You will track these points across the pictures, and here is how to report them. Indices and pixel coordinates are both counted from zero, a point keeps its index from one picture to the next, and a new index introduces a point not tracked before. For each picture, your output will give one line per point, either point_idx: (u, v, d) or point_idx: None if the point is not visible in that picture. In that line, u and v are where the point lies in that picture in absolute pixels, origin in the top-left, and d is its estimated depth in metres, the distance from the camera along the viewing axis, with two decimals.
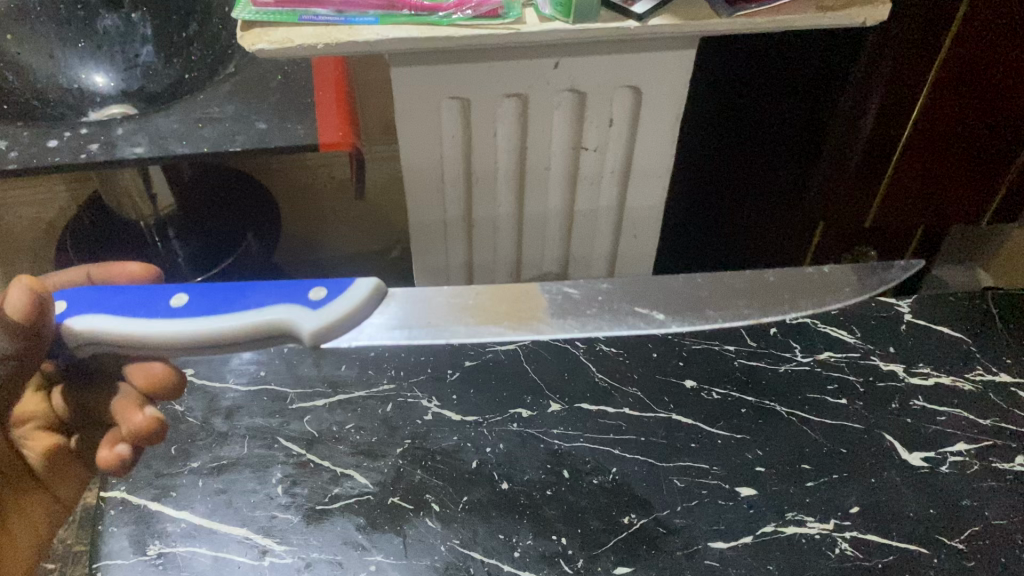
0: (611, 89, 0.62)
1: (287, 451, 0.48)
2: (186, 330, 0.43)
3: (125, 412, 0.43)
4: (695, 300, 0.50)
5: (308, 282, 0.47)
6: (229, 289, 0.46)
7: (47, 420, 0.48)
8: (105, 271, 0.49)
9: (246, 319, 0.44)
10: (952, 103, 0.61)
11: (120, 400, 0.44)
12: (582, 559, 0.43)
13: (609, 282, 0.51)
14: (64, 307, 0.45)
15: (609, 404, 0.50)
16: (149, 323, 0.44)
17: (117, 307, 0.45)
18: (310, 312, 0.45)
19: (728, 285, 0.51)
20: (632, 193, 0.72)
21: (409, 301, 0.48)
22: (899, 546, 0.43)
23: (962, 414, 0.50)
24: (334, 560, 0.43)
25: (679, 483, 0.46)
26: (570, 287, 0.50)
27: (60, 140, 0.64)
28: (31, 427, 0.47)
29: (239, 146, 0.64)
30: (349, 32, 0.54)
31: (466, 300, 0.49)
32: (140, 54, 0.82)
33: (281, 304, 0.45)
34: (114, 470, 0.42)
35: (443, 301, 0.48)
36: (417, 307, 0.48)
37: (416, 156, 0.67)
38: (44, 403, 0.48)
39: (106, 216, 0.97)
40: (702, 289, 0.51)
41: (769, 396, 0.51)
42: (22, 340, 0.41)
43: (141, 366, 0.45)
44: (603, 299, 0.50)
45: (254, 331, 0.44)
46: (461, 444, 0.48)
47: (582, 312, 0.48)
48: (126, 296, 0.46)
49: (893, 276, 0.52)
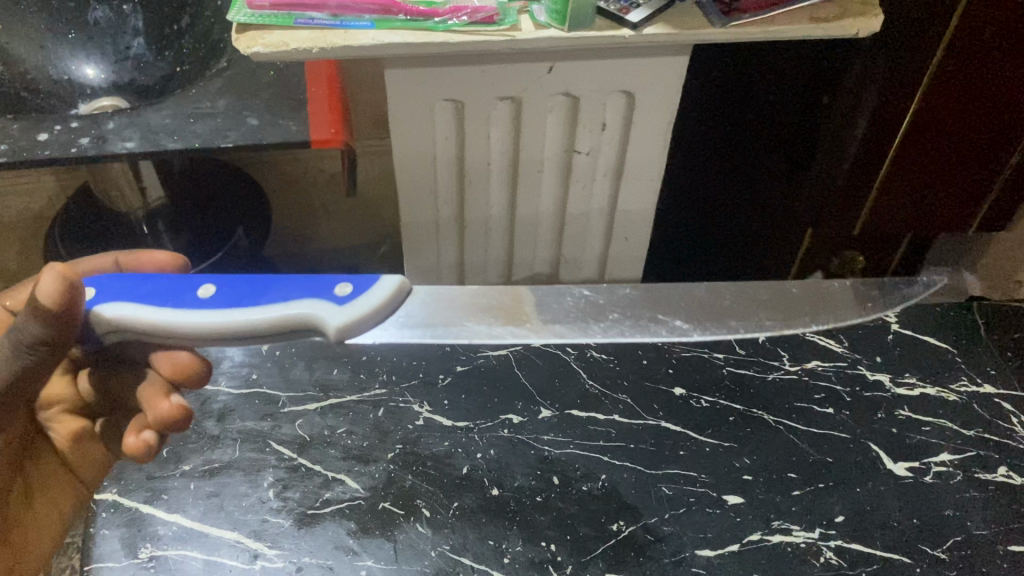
0: (604, 94, 0.63)
1: (278, 455, 0.48)
2: (210, 321, 0.45)
3: (148, 398, 0.44)
4: (716, 311, 0.55)
5: (334, 278, 0.48)
6: (256, 282, 0.47)
7: (71, 404, 0.50)
8: (133, 258, 0.51)
9: (266, 312, 0.45)
10: (940, 113, 0.61)
11: (146, 386, 0.45)
12: (571, 566, 0.44)
13: (631, 290, 0.56)
14: (92, 293, 0.46)
15: (600, 411, 0.51)
16: (175, 312, 0.45)
17: (144, 296, 0.46)
18: (335, 306, 0.46)
19: (750, 295, 0.57)
20: (624, 195, 0.72)
21: (429, 299, 0.54)
22: (882, 555, 0.44)
23: (946, 424, 0.50)
24: (325, 564, 0.43)
25: (667, 491, 0.47)
26: (591, 291, 0.56)
27: (50, 134, 0.64)
28: (56, 411, 0.50)
29: (231, 143, 0.64)
30: (345, 37, 0.54)
31: (486, 300, 0.54)
32: (131, 46, 0.82)
33: (304, 298, 0.46)
34: (140, 456, 0.43)
35: (464, 300, 0.53)
36: (438, 304, 0.53)
37: (411, 156, 0.67)
38: (69, 387, 0.50)
39: (96, 208, 0.96)
40: (726, 296, 0.57)
41: (758, 405, 0.51)
42: (57, 326, 0.41)
43: (166, 355, 0.46)
44: (626, 303, 0.55)
45: (275, 324, 0.45)
46: (452, 449, 0.49)
47: (606, 317, 0.54)
48: (152, 285, 0.47)
49: (915, 292, 0.58)
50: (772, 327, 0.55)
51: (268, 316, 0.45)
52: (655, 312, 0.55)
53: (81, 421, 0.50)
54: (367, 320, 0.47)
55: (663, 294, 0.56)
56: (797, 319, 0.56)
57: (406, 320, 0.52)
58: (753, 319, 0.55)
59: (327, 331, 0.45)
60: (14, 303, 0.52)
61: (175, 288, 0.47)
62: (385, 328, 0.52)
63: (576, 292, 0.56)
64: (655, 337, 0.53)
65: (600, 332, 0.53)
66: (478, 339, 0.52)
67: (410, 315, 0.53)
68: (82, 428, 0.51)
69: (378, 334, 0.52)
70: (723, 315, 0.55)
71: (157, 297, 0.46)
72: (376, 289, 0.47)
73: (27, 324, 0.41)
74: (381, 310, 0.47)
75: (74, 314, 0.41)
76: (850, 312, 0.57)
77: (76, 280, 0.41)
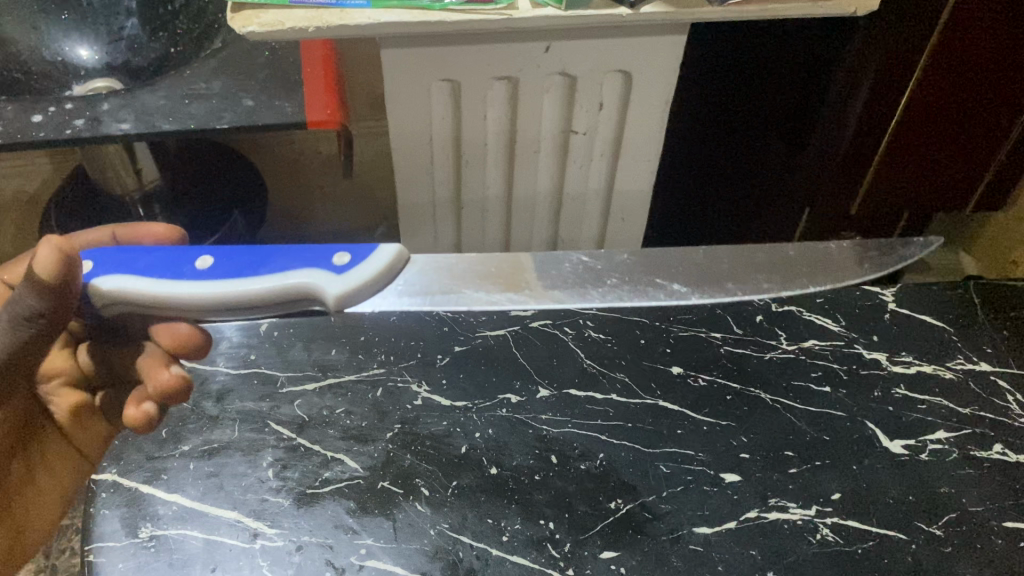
0: (600, 74, 0.63)
1: (277, 435, 0.48)
2: (211, 293, 0.45)
3: (149, 369, 0.45)
4: (714, 275, 0.58)
5: (332, 247, 0.48)
6: (252, 253, 0.47)
7: (72, 377, 0.52)
8: (131, 232, 0.51)
9: (267, 283, 0.45)
10: (937, 92, 0.61)
11: (146, 358, 0.45)
12: (569, 543, 0.44)
13: (627, 256, 0.59)
14: (90, 266, 0.46)
15: (598, 390, 0.51)
16: (174, 283, 0.45)
17: (144, 268, 0.46)
18: (334, 276, 0.46)
19: (746, 259, 0.59)
20: (621, 175, 0.72)
21: (430, 269, 0.57)
22: (878, 532, 0.44)
23: (942, 402, 0.51)
24: (325, 543, 0.43)
25: (665, 469, 0.47)
26: (589, 257, 0.59)
27: (45, 116, 0.64)
28: (57, 386, 0.51)
29: (227, 124, 0.63)
30: (341, 16, 0.54)
31: (486, 268, 0.58)
32: (125, 26, 0.81)
33: (304, 269, 0.46)
34: (141, 427, 0.44)
35: (465, 269, 0.58)
36: (438, 274, 0.57)
37: (406, 135, 0.67)
38: (69, 362, 0.52)
39: (92, 191, 0.96)
40: (723, 262, 0.59)
41: (755, 383, 0.52)
42: (55, 298, 0.41)
43: (166, 326, 0.46)
44: (622, 270, 0.58)
45: (274, 294, 0.45)
46: (450, 429, 0.49)
47: (603, 282, 0.57)
48: (151, 257, 0.47)
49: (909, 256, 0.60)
50: (769, 290, 0.57)
51: (269, 286, 0.45)
52: (654, 276, 0.58)
53: (82, 394, 0.52)
54: (368, 288, 0.47)
55: (660, 261, 0.59)
56: (793, 281, 0.58)
57: (408, 288, 0.57)
58: (750, 281, 0.57)
59: (328, 300, 0.46)
60: (11, 277, 0.52)
61: (173, 259, 0.47)
62: (385, 296, 0.56)
63: (574, 257, 0.59)
64: (650, 301, 0.56)
65: (598, 297, 0.56)
66: (475, 307, 0.56)
67: (409, 282, 0.57)
68: (82, 402, 0.52)
69: (378, 302, 0.56)
70: (723, 277, 0.58)
71: (155, 268, 0.46)
72: (374, 259, 0.48)
73: (24, 296, 0.41)
74: (380, 280, 0.48)
75: (73, 286, 0.41)
76: (850, 276, 0.58)
77: (72, 251, 0.41)
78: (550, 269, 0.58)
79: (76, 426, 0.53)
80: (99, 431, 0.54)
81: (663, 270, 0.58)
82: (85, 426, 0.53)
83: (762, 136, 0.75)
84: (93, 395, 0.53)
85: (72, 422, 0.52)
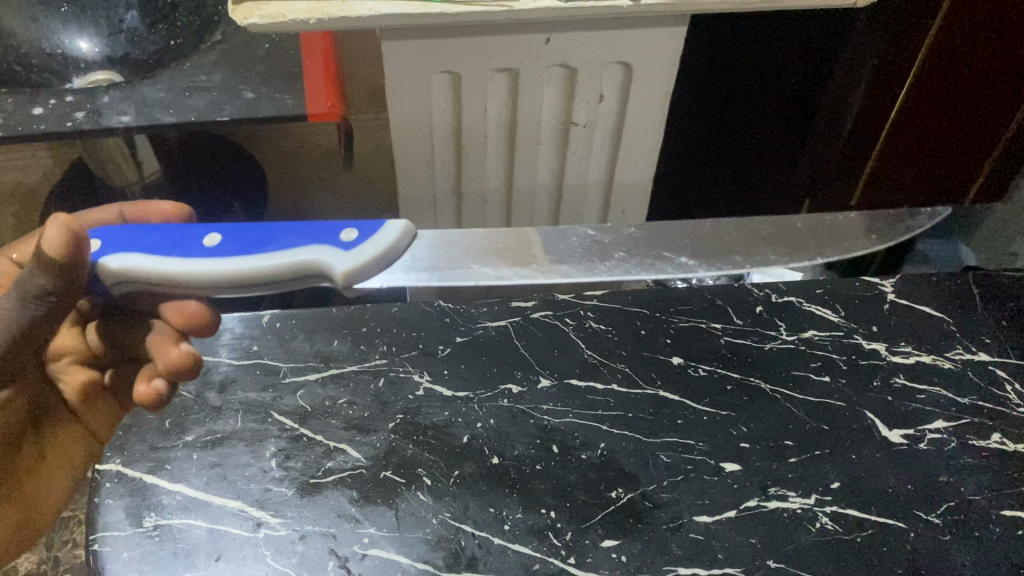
0: (600, 66, 0.63)
1: (280, 425, 0.49)
2: (218, 271, 0.45)
3: (158, 348, 0.46)
4: (721, 246, 0.56)
5: (340, 223, 0.49)
6: (259, 230, 0.47)
7: (82, 355, 0.51)
8: (139, 211, 0.51)
9: (277, 260, 0.46)
10: (937, 87, 0.61)
11: (156, 337, 0.47)
12: (570, 532, 0.44)
13: (633, 229, 0.56)
14: (97, 245, 0.46)
15: (598, 380, 0.51)
16: (183, 260, 0.45)
17: (152, 247, 0.46)
18: (342, 251, 0.47)
19: (754, 231, 0.58)
20: (621, 167, 0.72)
21: (436, 245, 0.53)
22: (877, 521, 0.45)
23: (940, 392, 0.51)
24: (328, 532, 0.44)
25: (665, 459, 0.47)
26: (596, 231, 0.56)
27: (46, 109, 0.64)
28: (66, 364, 0.51)
29: (227, 116, 0.64)
30: (342, 7, 0.54)
31: (491, 243, 0.54)
32: (125, 19, 0.81)
33: (312, 245, 0.47)
34: (151, 403, 0.45)
35: (469, 245, 0.53)
36: (444, 249, 0.52)
37: (406, 127, 0.67)
38: (79, 341, 0.51)
39: (92, 184, 0.97)
40: (729, 234, 0.58)
41: (755, 373, 0.52)
42: (63, 277, 0.41)
43: (177, 305, 0.48)
44: (630, 244, 0.56)
45: (283, 271, 0.46)
46: (452, 419, 0.49)
47: (612, 258, 0.54)
48: (158, 235, 0.47)
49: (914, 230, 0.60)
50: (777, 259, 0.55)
51: (279, 261, 0.46)
52: (662, 249, 0.55)
53: (92, 373, 0.52)
54: (375, 265, 0.48)
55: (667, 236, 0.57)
56: (801, 252, 0.57)
57: (415, 262, 0.50)
58: (759, 252, 0.55)
59: (336, 275, 0.46)
60: (19, 255, 0.52)
61: (180, 237, 0.47)
62: (392, 272, 0.50)
63: (581, 233, 0.56)
64: (656, 274, 0.54)
65: (606, 271, 0.53)
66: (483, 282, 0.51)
67: (416, 257, 0.51)
68: (91, 380, 0.52)
69: (385, 279, 0.49)
70: (728, 249, 0.56)
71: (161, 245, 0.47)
72: (380, 234, 0.49)
73: (34, 275, 0.41)
74: (386, 258, 0.48)
75: (82, 265, 0.42)
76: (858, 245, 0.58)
77: (80, 231, 0.41)
78: (558, 245, 0.55)
79: (86, 405, 0.52)
80: (111, 413, 0.54)
81: (673, 242, 0.57)
82: (94, 407, 0.53)
83: (764, 127, 0.75)
84: (103, 375, 0.53)
85: (81, 403, 0.52)
